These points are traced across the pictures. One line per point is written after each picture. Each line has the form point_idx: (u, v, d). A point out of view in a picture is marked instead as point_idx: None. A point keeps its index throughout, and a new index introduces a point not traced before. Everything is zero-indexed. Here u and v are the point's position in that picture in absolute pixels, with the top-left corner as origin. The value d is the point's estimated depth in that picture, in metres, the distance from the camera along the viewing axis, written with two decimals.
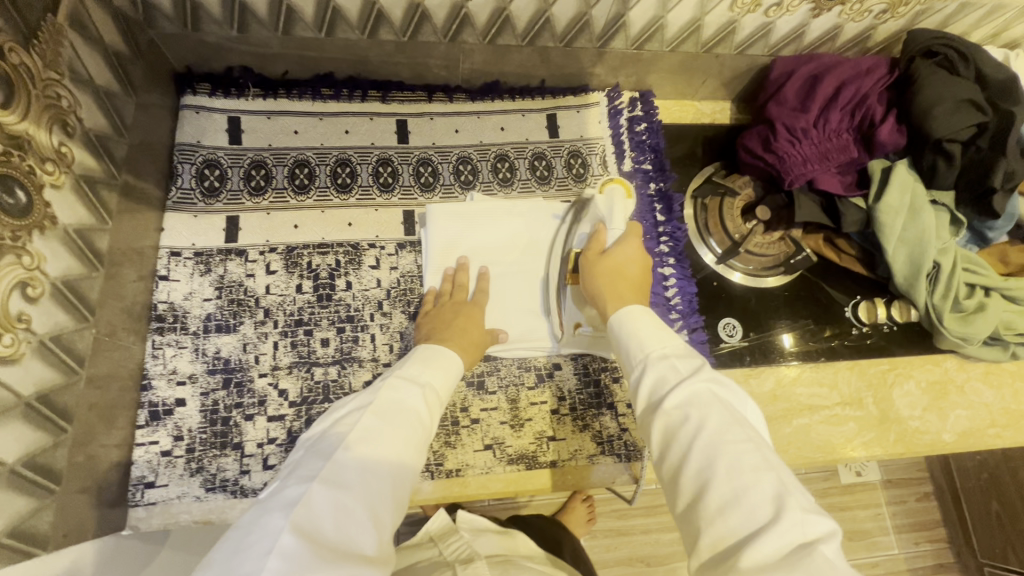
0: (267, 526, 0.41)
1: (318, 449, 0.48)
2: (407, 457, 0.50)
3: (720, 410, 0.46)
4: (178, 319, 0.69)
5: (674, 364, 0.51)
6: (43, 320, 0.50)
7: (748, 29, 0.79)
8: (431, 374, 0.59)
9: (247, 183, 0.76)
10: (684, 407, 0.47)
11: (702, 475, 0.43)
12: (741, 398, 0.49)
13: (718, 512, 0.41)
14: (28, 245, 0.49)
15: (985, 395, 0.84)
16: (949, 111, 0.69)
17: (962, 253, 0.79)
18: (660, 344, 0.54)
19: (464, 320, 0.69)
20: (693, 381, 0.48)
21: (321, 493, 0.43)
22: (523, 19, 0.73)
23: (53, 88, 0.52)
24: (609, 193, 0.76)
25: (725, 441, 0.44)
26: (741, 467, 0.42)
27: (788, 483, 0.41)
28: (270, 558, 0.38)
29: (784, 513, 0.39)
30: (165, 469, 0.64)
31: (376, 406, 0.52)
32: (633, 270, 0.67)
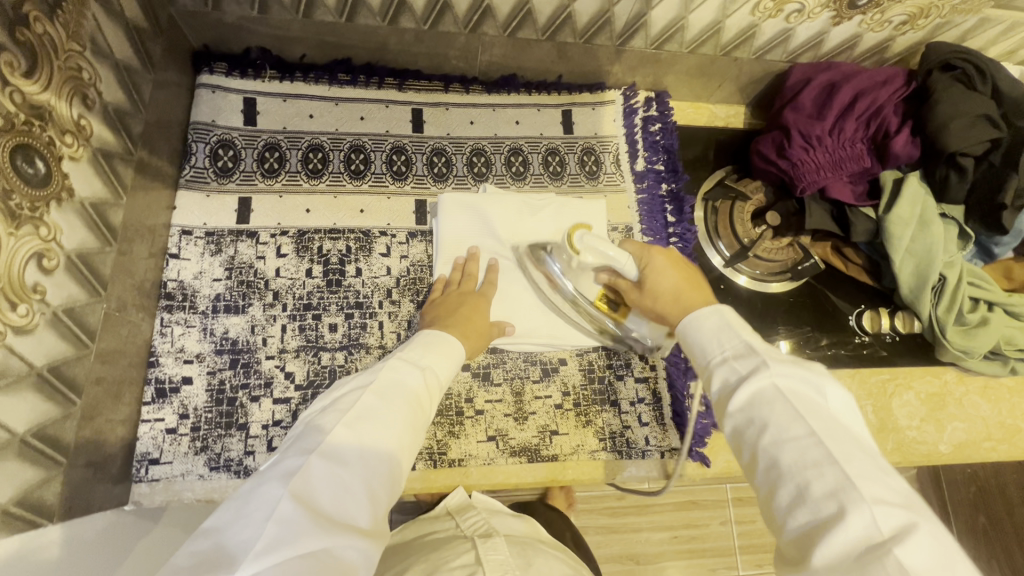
0: (265, 493, 0.42)
1: (316, 424, 0.49)
2: (406, 437, 0.51)
3: (784, 407, 0.45)
4: (187, 298, 0.69)
5: (733, 365, 0.51)
6: (58, 292, 0.50)
7: (768, 34, 0.79)
8: (432, 357, 0.59)
9: (261, 165, 0.76)
10: (750, 409, 0.47)
11: (770, 472, 0.44)
12: (815, 384, 0.47)
13: (787, 511, 0.41)
14: (44, 217, 0.48)
15: (983, 409, 0.85)
16: (964, 125, 0.70)
17: (968, 266, 0.80)
18: (723, 344, 0.53)
19: (468, 310, 0.69)
20: (755, 380, 0.48)
21: (319, 466, 0.44)
22: (545, 13, 0.73)
23: (74, 60, 0.52)
24: (580, 240, 0.66)
25: (786, 439, 0.44)
26: (803, 462, 0.42)
27: (860, 473, 0.40)
28: (268, 524, 0.39)
29: (851, 507, 0.38)
30: (170, 446, 0.64)
31: (376, 387, 0.52)
32: (672, 277, 0.64)
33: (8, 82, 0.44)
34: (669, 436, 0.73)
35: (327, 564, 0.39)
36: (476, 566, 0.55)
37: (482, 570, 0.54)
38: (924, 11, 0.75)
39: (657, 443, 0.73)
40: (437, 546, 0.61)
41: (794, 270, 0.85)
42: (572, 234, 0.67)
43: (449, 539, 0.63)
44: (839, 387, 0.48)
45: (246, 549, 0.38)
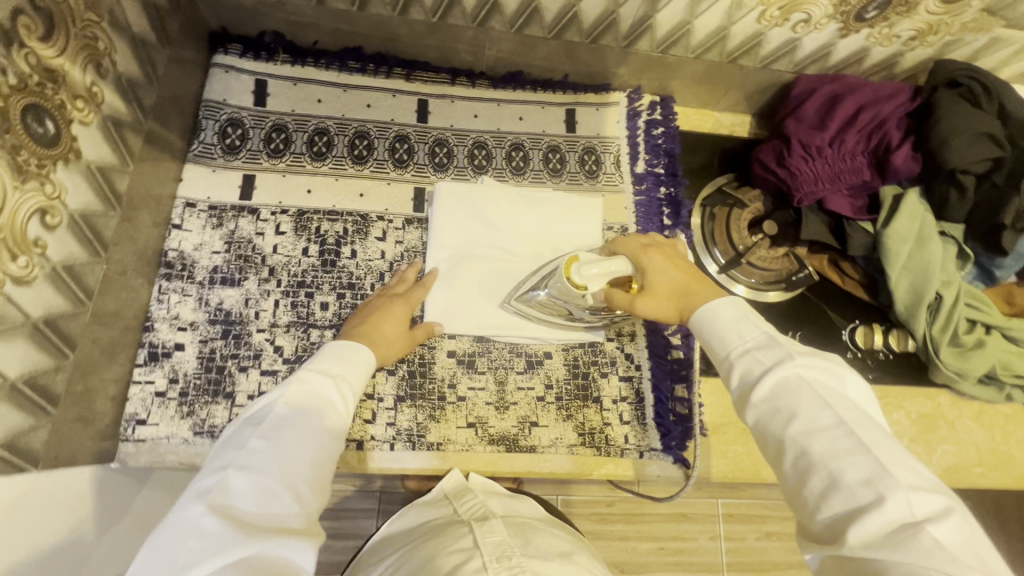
0: (182, 516, 0.43)
1: (230, 442, 0.51)
2: (324, 441, 0.53)
3: (810, 396, 0.46)
4: (186, 268, 0.71)
5: (757, 355, 0.51)
6: (58, 248, 0.52)
7: (774, 43, 0.79)
8: (346, 364, 0.62)
9: (267, 145, 0.78)
10: (775, 399, 0.47)
11: (801, 462, 0.44)
12: (837, 374, 0.48)
13: (820, 497, 0.42)
14: (51, 175, 0.51)
15: (976, 434, 0.83)
16: (966, 143, 0.69)
17: (966, 287, 0.79)
18: (743, 335, 0.53)
19: (377, 317, 0.69)
20: (780, 370, 0.48)
21: (237, 479, 0.46)
22: (552, 12, 0.75)
23: (91, 29, 0.54)
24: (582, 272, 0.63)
25: (817, 428, 0.44)
26: (834, 451, 0.43)
27: (889, 460, 0.41)
28: (190, 542, 0.41)
29: (887, 495, 0.39)
30: (157, 408, 0.66)
31: (287, 398, 0.54)
32: (663, 264, 0.65)
33: (24, 44, 0.46)
34: (649, 436, 0.74)
35: (259, 564, 0.41)
36: (474, 549, 0.53)
37: (480, 553, 0.52)
38: (934, 28, 0.74)
39: (636, 442, 0.73)
40: (433, 533, 0.59)
41: (789, 280, 0.85)
42: (569, 272, 0.63)
43: (445, 524, 0.60)
44: (856, 375, 0.49)
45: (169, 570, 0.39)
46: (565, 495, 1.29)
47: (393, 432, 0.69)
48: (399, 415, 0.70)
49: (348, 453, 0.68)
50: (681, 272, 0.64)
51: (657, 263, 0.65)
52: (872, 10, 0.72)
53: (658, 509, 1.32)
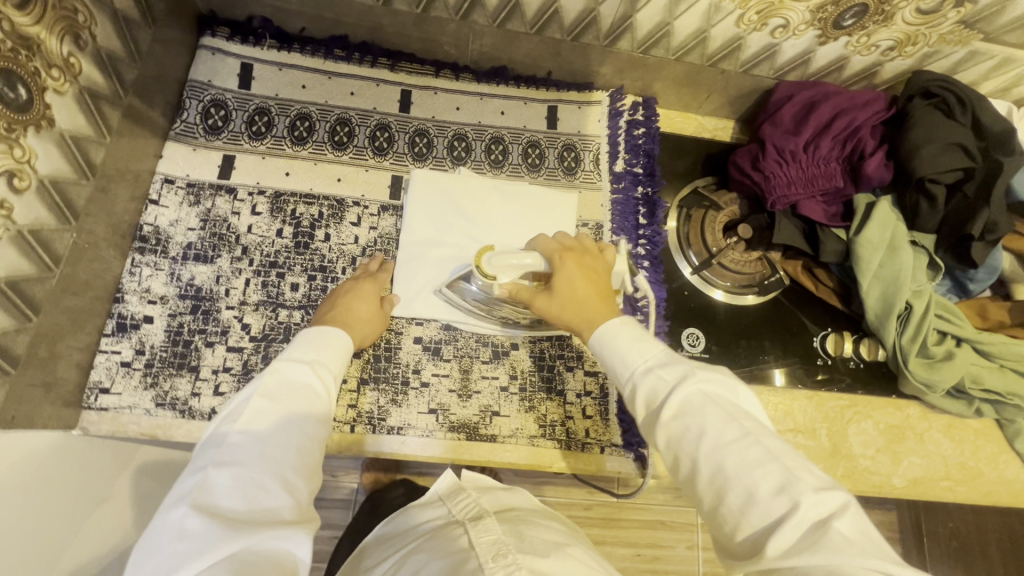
0: (166, 519, 0.44)
1: (210, 438, 0.50)
2: (306, 428, 0.54)
3: (715, 411, 0.47)
4: (160, 243, 0.72)
5: (661, 373, 0.50)
6: (25, 212, 0.54)
7: (754, 48, 0.80)
8: (322, 349, 0.61)
9: (249, 127, 0.80)
10: (682, 417, 0.47)
11: (717, 479, 0.44)
12: (733, 388, 0.49)
13: (740, 513, 0.42)
14: (21, 140, 0.52)
15: (944, 447, 0.83)
16: (936, 152, 0.69)
17: (938, 298, 0.79)
18: (643, 354, 0.53)
19: (348, 299, 0.70)
20: (683, 386, 0.48)
21: (219, 477, 0.46)
22: (533, 8, 0.76)
23: (71, 2, 0.56)
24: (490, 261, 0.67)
25: (727, 442, 0.45)
26: (746, 464, 0.43)
27: (794, 466, 0.43)
28: (175, 546, 0.42)
29: (798, 501, 0.40)
30: (122, 378, 0.67)
31: (264, 388, 0.54)
32: (574, 271, 0.65)
33: None
34: (610, 431, 0.74)
35: (250, 560, 0.43)
36: (469, 551, 0.53)
37: (475, 554, 0.52)
38: (911, 38, 0.75)
39: (598, 436, 0.74)
40: (432, 538, 0.59)
41: (761, 284, 0.86)
42: (480, 260, 0.67)
43: (443, 527, 0.61)
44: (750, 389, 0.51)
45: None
46: (541, 494, 1.29)
47: (354, 414, 0.70)
48: (361, 398, 0.70)
49: None
50: (588, 281, 0.65)
51: (569, 267, 0.65)
52: (848, 18, 0.72)
53: (635, 516, 1.31)
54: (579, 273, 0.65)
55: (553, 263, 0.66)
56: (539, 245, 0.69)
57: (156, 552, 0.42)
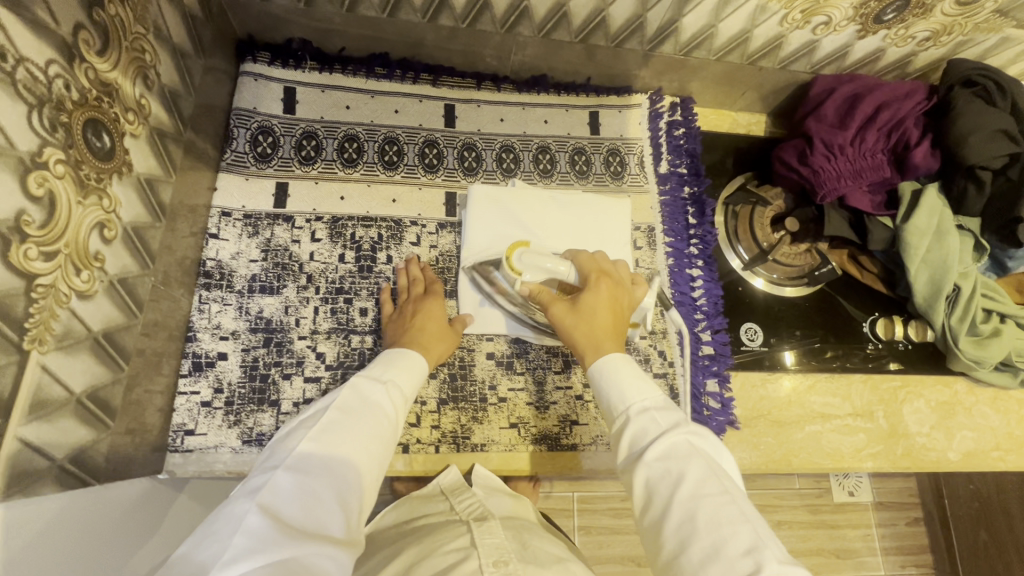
0: (231, 511, 0.43)
1: (285, 442, 0.51)
2: (373, 451, 0.53)
3: (698, 462, 0.49)
4: (224, 277, 0.71)
5: (654, 415, 0.53)
6: (114, 261, 0.53)
7: (795, 44, 0.81)
8: (396, 372, 0.61)
9: (298, 152, 0.78)
10: (665, 459, 0.50)
11: (683, 530, 0.46)
12: (716, 448, 0.52)
13: (701, 565, 0.43)
14: (107, 189, 0.51)
15: (992, 419, 0.86)
16: (984, 139, 0.71)
17: (982, 278, 0.82)
18: (641, 393, 0.56)
19: (422, 317, 0.70)
20: (672, 433, 0.51)
21: (285, 480, 0.46)
22: (581, 16, 0.76)
23: (139, 41, 0.54)
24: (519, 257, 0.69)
25: (704, 495, 0.47)
26: (719, 519, 0.45)
27: (764, 534, 0.44)
28: (234, 537, 0.41)
29: (763, 565, 0.41)
30: (204, 418, 0.66)
31: (341, 402, 0.54)
32: (601, 297, 0.65)
33: (84, 59, 0.46)
34: None
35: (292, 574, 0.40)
36: (470, 550, 0.55)
37: (477, 554, 0.54)
38: (947, 28, 0.77)
39: None
40: (431, 531, 0.62)
41: (811, 275, 0.88)
42: (511, 253, 0.70)
43: (444, 524, 0.64)
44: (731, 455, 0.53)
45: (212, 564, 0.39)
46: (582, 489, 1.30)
47: (438, 434, 0.70)
48: (442, 418, 0.71)
49: (395, 456, 0.69)
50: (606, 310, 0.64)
51: (597, 288, 0.66)
52: (891, 12, 0.74)
53: None
54: (602, 299, 0.65)
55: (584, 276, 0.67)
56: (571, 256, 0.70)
57: (215, 539, 0.41)
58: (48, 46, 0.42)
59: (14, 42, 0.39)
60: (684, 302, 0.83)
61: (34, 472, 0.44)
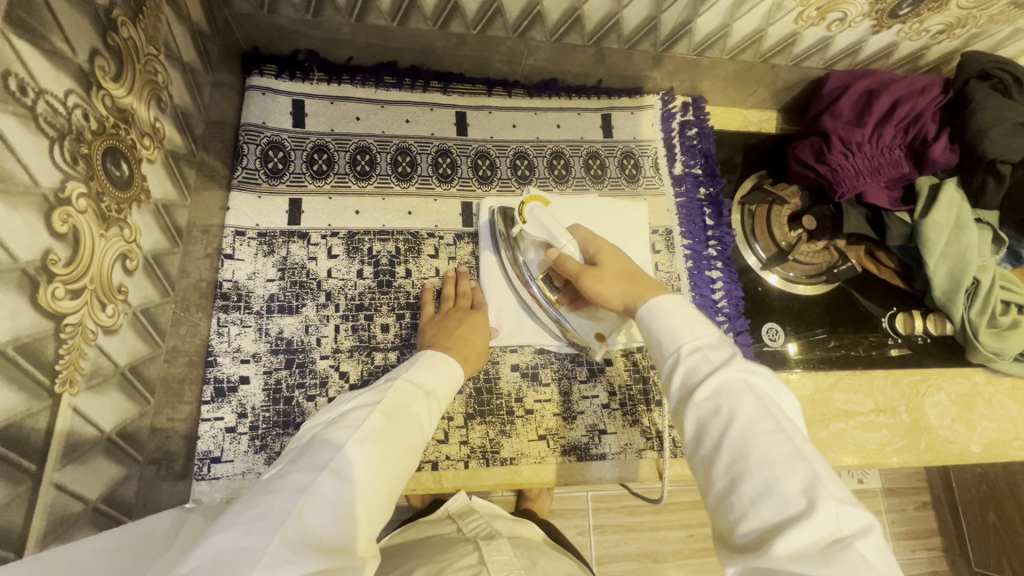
0: (271, 506, 0.40)
1: (325, 438, 0.47)
2: (406, 463, 0.50)
3: (752, 400, 0.44)
4: (242, 298, 0.70)
5: (706, 353, 0.49)
6: (137, 292, 0.51)
7: (809, 41, 0.80)
8: (433, 381, 0.59)
9: (310, 167, 0.77)
10: (716, 398, 0.45)
11: (734, 467, 0.41)
12: (775, 387, 0.46)
13: (751, 504, 0.39)
14: (127, 219, 0.49)
15: (1011, 409, 0.87)
16: (1004, 133, 0.71)
17: (999, 271, 0.82)
18: (692, 332, 0.51)
19: (466, 329, 0.68)
20: (725, 371, 0.46)
21: (328, 483, 0.42)
22: (594, 19, 0.74)
23: (151, 63, 0.53)
24: (532, 212, 0.68)
25: (756, 433, 0.42)
26: (772, 458, 0.40)
27: (823, 472, 0.39)
28: (273, 541, 0.37)
29: (818, 504, 0.37)
30: (230, 445, 0.65)
31: (385, 406, 0.51)
32: (627, 268, 0.64)
33: (101, 86, 0.45)
34: None
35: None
36: (479, 565, 0.53)
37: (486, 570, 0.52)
38: (962, 21, 0.76)
39: None
40: (438, 548, 0.61)
41: (830, 272, 0.87)
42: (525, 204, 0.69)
43: (451, 544, 0.61)
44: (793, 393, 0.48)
45: (247, 564, 0.36)
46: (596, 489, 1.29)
47: (467, 450, 0.70)
48: (471, 433, 0.70)
49: (424, 474, 0.68)
50: (618, 277, 0.62)
51: (609, 257, 0.65)
52: (906, 7, 0.73)
53: (682, 497, 1.25)
54: (616, 269, 0.63)
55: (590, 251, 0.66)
56: (575, 232, 0.68)
57: (251, 539, 0.37)
58: (66, 75, 0.40)
59: (33, 75, 0.37)
60: (706, 305, 0.82)
61: (69, 517, 0.42)
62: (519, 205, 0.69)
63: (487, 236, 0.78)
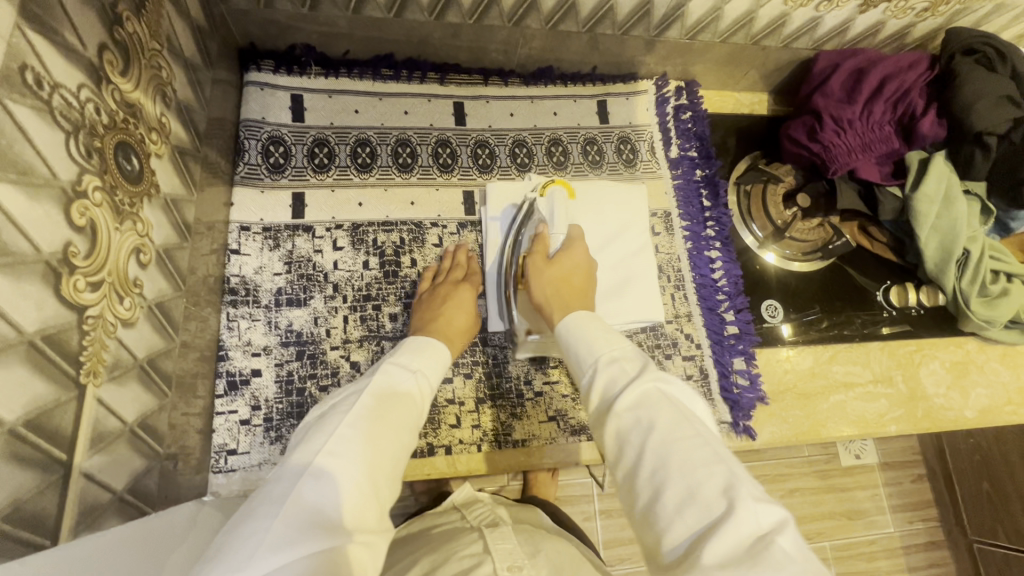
0: (272, 494, 0.41)
1: (320, 424, 0.48)
2: (403, 442, 0.51)
3: (668, 409, 0.46)
4: (250, 292, 0.70)
5: (622, 366, 0.51)
6: (151, 286, 0.52)
7: (798, 22, 0.82)
8: (421, 362, 0.59)
9: (311, 161, 0.77)
10: (636, 411, 0.47)
11: (656, 479, 0.42)
12: (686, 394, 0.49)
13: (676, 513, 0.40)
14: (140, 213, 0.50)
15: (1003, 375, 0.89)
16: (989, 106, 0.73)
17: (989, 241, 0.84)
18: (609, 347, 0.54)
19: (450, 307, 0.69)
20: (641, 382, 0.48)
21: (328, 466, 0.43)
22: (588, 6, 0.76)
23: (156, 58, 0.53)
24: (552, 192, 0.75)
25: (673, 441, 0.44)
26: (690, 464, 0.42)
27: (738, 473, 0.41)
28: (276, 522, 0.38)
29: (736, 504, 0.39)
30: (245, 437, 0.66)
31: (374, 389, 0.52)
32: (578, 277, 0.67)
33: (110, 81, 0.45)
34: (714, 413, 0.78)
35: (339, 561, 0.38)
36: (484, 554, 0.54)
37: (491, 559, 0.53)
38: None
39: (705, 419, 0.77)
40: (443, 538, 0.62)
41: (825, 249, 0.90)
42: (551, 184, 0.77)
43: (457, 533, 0.62)
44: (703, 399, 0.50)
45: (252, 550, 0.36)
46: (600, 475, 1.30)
47: (479, 434, 0.71)
48: (482, 416, 0.71)
49: (437, 458, 0.69)
50: (557, 278, 0.66)
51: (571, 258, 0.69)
52: None
53: None
54: (568, 270, 0.67)
55: (567, 243, 0.72)
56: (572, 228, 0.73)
57: (256, 527, 0.38)
58: (77, 69, 0.41)
59: (48, 69, 0.37)
60: (706, 284, 0.84)
61: (98, 507, 0.43)
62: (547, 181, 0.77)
63: (506, 213, 0.79)
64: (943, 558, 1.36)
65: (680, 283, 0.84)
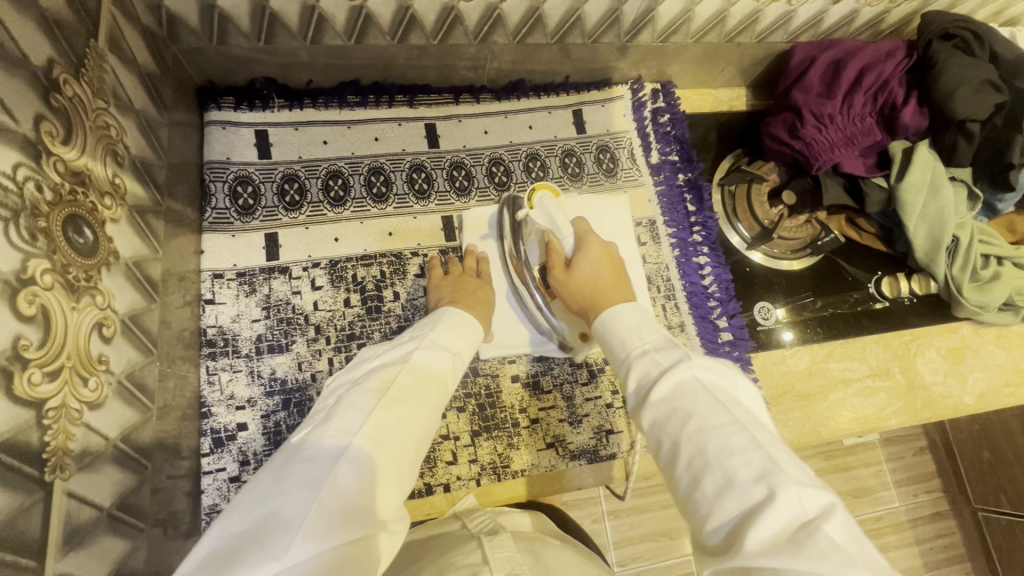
0: (305, 471, 0.41)
1: (352, 399, 0.47)
2: (431, 426, 0.51)
3: (707, 398, 0.43)
4: (229, 343, 0.68)
5: (656, 357, 0.48)
6: (118, 359, 0.49)
7: (771, 17, 0.80)
8: (457, 342, 0.58)
9: (281, 199, 0.74)
10: (673, 399, 0.44)
11: (695, 465, 0.40)
12: (727, 378, 0.45)
13: (715, 499, 0.38)
14: (99, 284, 0.47)
15: (998, 357, 0.89)
16: (970, 92, 0.72)
17: (977, 225, 0.83)
18: (643, 337, 0.51)
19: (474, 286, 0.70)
20: (676, 371, 0.45)
21: (362, 451, 0.42)
22: (555, 17, 0.73)
23: (102, 117, 0.50)
24: (541, 201, 0.70)
25: (714, 426, 0.41)
26: (729, 450, 0.39)
27: (781, 458, 0.39)
28: (311, 510, 0.38)
29: (778, 490, 0.36)
30: (236, 494, 0.64)
31: (412, 367, 0.52)
32: (604, 274, 0.62)
33: (51, 152, 0.42)
34: None
35: (363, 555, 0.39)
36: (481, 565, 0.49)
37: (487, 569, 0.48)
38: None
39: None
40: (441, 549, 0.56)
41: (812, 246, 0.86)
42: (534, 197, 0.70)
43: (454, 542, 0.57)
44: (748, 378, 0.47)
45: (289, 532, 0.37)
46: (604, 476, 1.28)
47: (477, 468, 0.69)
48: (479, 450, 0.70)
49: (437, 496, 0.68)
50: (580, 287, 0.62)
51: (590, 255, 0.64)
52: None
53: None
54: (591, 274, 0.62)
55: (580, 242, 0.66)
56: (580, 224, 0.68)
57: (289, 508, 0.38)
58: (11, 149, 0.38)
59: None
60: (696, 291, 0.83)
61: None
62: (529, 192, 0.71)
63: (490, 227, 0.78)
64: (950, 527, 1.36)
65: (670, 294, 0.83)
